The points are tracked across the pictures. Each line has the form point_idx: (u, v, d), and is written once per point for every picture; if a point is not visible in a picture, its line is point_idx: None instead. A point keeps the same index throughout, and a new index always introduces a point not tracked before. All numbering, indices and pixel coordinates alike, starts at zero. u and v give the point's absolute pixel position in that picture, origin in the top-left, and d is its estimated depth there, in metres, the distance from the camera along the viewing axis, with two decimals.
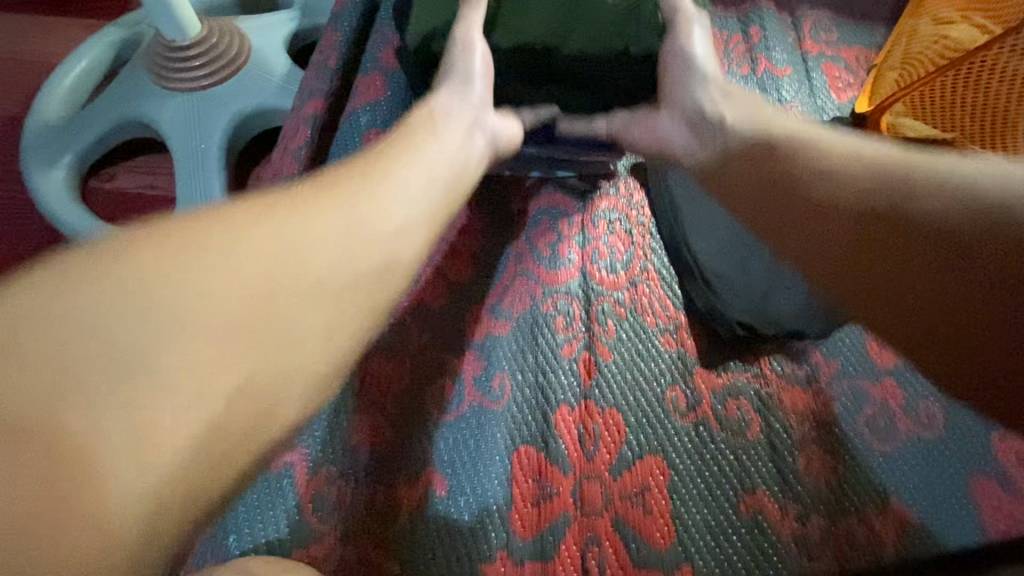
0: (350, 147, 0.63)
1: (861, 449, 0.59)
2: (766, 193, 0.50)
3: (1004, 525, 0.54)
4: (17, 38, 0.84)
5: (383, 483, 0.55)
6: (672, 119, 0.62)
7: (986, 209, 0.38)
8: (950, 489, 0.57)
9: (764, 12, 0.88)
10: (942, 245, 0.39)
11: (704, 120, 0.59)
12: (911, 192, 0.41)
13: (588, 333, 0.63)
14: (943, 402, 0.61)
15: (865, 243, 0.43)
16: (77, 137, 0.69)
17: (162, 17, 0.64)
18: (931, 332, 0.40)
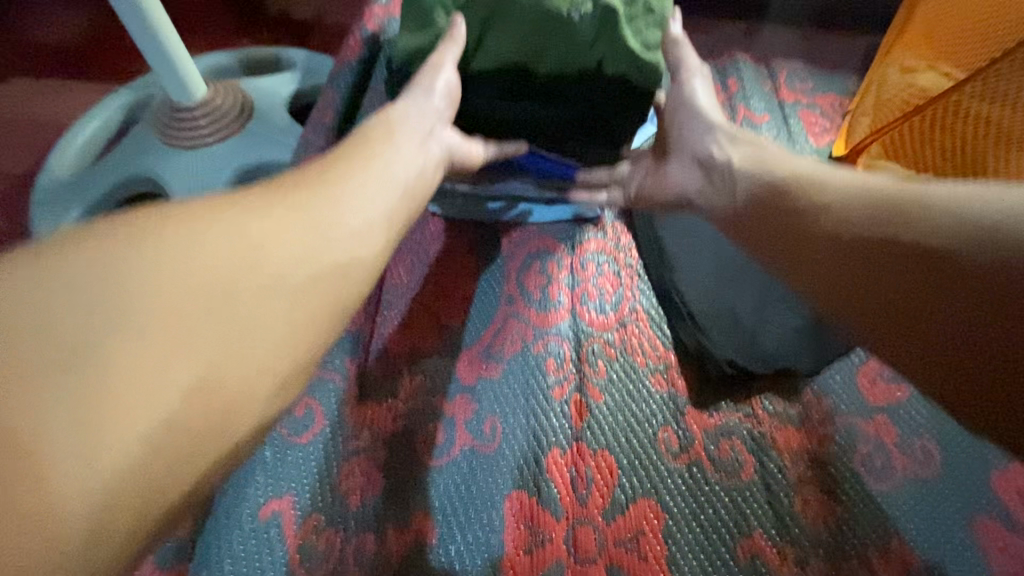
0: None
1: (858, 489, 0.58)
2: (798, 246, 0.47)
3: (1006, 566, 0.54)
4: (35, 99, 0.89)
5: (371, 532, 0.54)
6: (683, 164, 0.62)
7: (938, 247, 0.39)
8: (952, 530, 0.56)
9: (741, 64, 0.93)
10: (967, 285, 0.37)
11: (716, 169, 0.58)
12: (903, 220, 0.42)
13: (578, 373, 0.64)
14: (939, 439, 0.61)
15: (880, 258, 0.42)
16: (87, 193, 0.73)
17: (164, 71, 0.68)
18: (931, 359, 0.39)
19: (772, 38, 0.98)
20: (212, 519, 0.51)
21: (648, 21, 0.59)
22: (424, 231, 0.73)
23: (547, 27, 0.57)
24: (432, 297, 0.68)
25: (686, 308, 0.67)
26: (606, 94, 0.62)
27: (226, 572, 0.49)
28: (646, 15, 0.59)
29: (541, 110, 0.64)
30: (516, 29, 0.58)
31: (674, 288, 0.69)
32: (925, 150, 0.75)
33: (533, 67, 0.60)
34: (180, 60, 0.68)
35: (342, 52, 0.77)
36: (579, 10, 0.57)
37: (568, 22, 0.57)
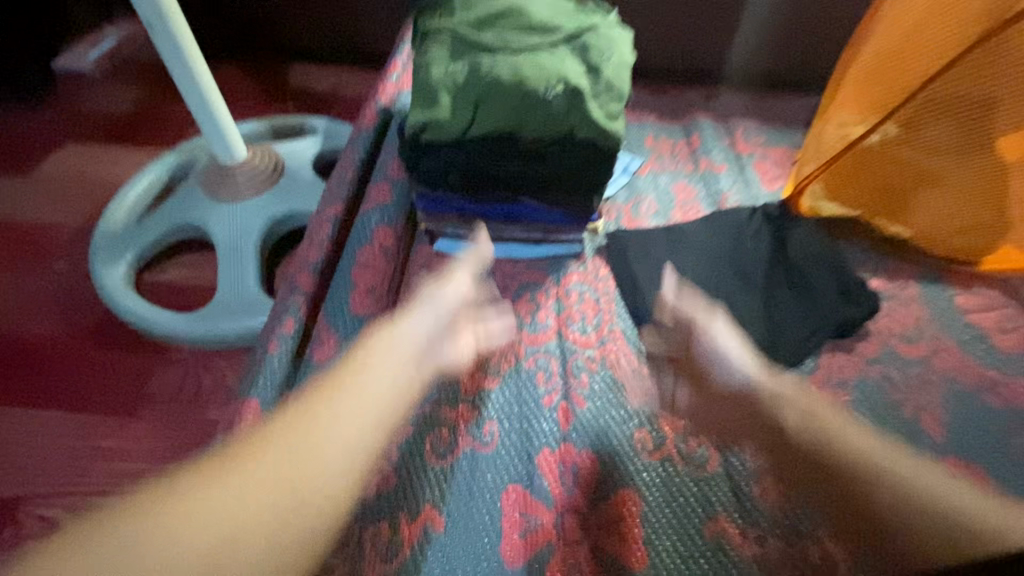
0: (363, 239, 0.78)
1: None
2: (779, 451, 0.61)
3: None
4: (89, 162, 1.03)
5: (386, 521, 0.62)
6: (729, 376, 0.66)
7: (956, 519, 0.48)
8: None
9: (702, 123, 1.07)
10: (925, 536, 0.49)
11: (768, 404, 0.63)
12: (922, 510, 0.50)
13: (565, 385, 0.73)
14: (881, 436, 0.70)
15: (855, 493, 0.55)
16: (140, 239, 0.83)
17: (215, 135, 0.81)
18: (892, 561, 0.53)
19: (728, 99, 1.11)
20: None
21: (610, 95, 0.71)
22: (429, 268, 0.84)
23: (529, 104, 0.69)
24: None
25: (657, 330, 0.77)
26: (581, 155, 0.72)
27: None
28: (608, 89, 0.71)
29: (527, 170, 0.73)
30: (504, 106, 0.69)
31: (646, 314, 0.79)
32: (857, 193, 0.90)
33: (520, 135, 0.70)
34: (229, 132, 0.82)
35: (360, 122, 0.91)
36: (554, 90, 0.68)
37: (545, 100, 0.68)
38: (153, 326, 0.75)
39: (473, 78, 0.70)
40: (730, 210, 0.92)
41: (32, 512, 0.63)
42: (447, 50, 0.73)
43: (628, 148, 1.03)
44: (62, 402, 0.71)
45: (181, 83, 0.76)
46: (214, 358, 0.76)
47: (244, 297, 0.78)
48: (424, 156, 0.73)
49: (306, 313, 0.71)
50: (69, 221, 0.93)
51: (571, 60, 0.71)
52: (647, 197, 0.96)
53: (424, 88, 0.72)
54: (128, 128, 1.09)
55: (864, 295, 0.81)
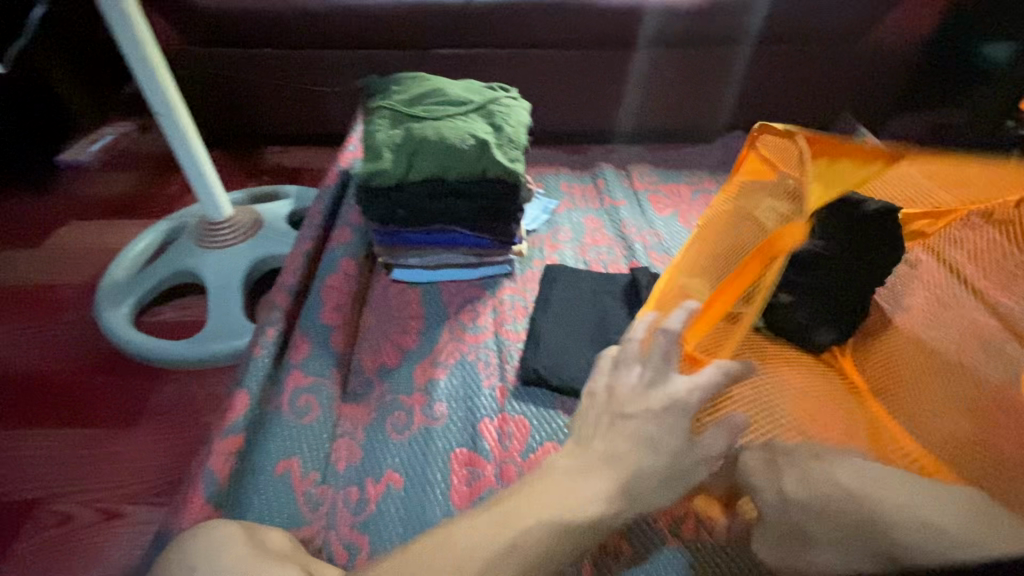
0: (331, 271, 0.96)
1: None
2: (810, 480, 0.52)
3: None
4: (89, 235, 1.19)
5: (355, 485, 0.75)
6: None
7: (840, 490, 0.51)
8: None
9: (606, 170, 1.31)
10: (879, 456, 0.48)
11: None
12: None
13: (500, 370, 0.90)
14: None
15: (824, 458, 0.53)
16: (139, 285, 0.99)
17: (202, 190, 0.99)
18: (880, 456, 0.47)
19: (629, 150, 1.38)
20: (242, 477, 0.71)
21: (512, 146, 0.94)
22: (387, 292, 1.02)
23: (450, 153, 0.90)
24: (395, 334, 0.95)
25: (544, 341, 0.89)
26: (493, 189, 0.93)
27: (251, 509, 0.69)
28: (510, 141, 0.94)
29: (456, 205, 0.94)
30: (431, 155, 0.90)
31: (538, 326, 0.91)
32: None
33: (445, 177, 0.91)
34: (219, 195, 1.00)
35: (325, 182, 1.11)
36: (467, 142, 0.90)
37: (462, 149, 0.90)
38: (155, 352, 0.89)
39: (408, 138, 0.91)
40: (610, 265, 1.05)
41: (47, 509, 0.74)
42: (388, 121, 0.96)
43: (547, 193, 1.26)
44: (75, 421, 0.83)
45: (182, 157, 0.94)
46: (206, 376, 0.90)
47: (230, 324, 0.93)
48: (374, 198, 0.93)
49: (284, 328, 0.87)
50: (73, 281, 1.07)
51: (479, 122, 0.95)
52: (564, 228, 1.18)
53: (370, 149, 0.93)
54: (123, 208, 1.27)
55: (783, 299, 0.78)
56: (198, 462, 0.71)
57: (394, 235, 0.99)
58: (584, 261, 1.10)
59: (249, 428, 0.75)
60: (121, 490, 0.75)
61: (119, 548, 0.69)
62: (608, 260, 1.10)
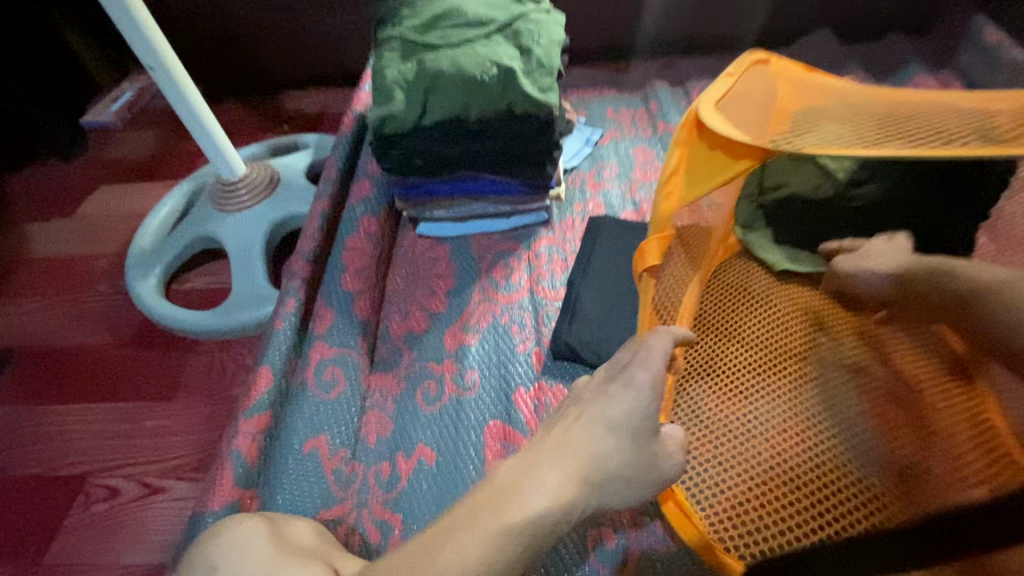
0: (351, 230, 0.89)
1: None
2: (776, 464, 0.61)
3: None
4: (119, 200, 1.18)
5: (387, 460, 0.72)
6: None
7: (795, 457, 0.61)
8: None
9: (659, 90, 1.13)
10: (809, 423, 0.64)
11: None
12: None
13: (536, 333, 0.82)
14: None
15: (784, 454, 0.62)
16: (165, 253, 0.96)
17: (209, 147, 0.91)
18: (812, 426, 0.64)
19: (687, 64, 1.17)
20: (272, 456, 0.69)
21: (543, 72, 0.79)
22: (414, 249, 0.94)
23: (470, 88, 0.77)
24: (424, 296, 0.88)
25: (582, 311, 0.80)
26: (523, 127, 0.80)
27: (282, 488, 0.67)
28: (541, 67, 0.80)
29: (481, 149, 0.83)
30: (448, 92, 0.78)
31: (574, 292, 0.82)
32: (758, 340, 0.71)
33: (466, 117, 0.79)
34: (229, 152, 0.93)
35: (341, 129, 1.02)
36: (489, 73, 0.77)
37: (483, 82, 0.77)
38: (184, 324, 0.87)
39: (420, 72, 0.79)
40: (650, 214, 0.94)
41: (97, 483, 0.75)
42: (398, 53, 0.83)
43: (590, 122, 1.10)
44: (117, 394, 0.84)
45: (183, 115, 0.87)
46: (236, 346, 0.88)
47: (254, 291, 0.89)
48: (389, 146, 0.83)
49: (305, 296, 0.82)
50: (107, 250, 1.07)
51: (503, 46, 0.80)
52: (609, 164, 1.04)
53: (381, 89, 0.81)
54: (149, 169, 1.24)
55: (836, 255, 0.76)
56: (227, 440, 0.69)
57: (415, 185, 0.89)
58: (633, 202, 0.97)
59: (275, 403, 0.72)
60: (162, 465, 0.75)
61: (164, 522, 0.70)
62: None
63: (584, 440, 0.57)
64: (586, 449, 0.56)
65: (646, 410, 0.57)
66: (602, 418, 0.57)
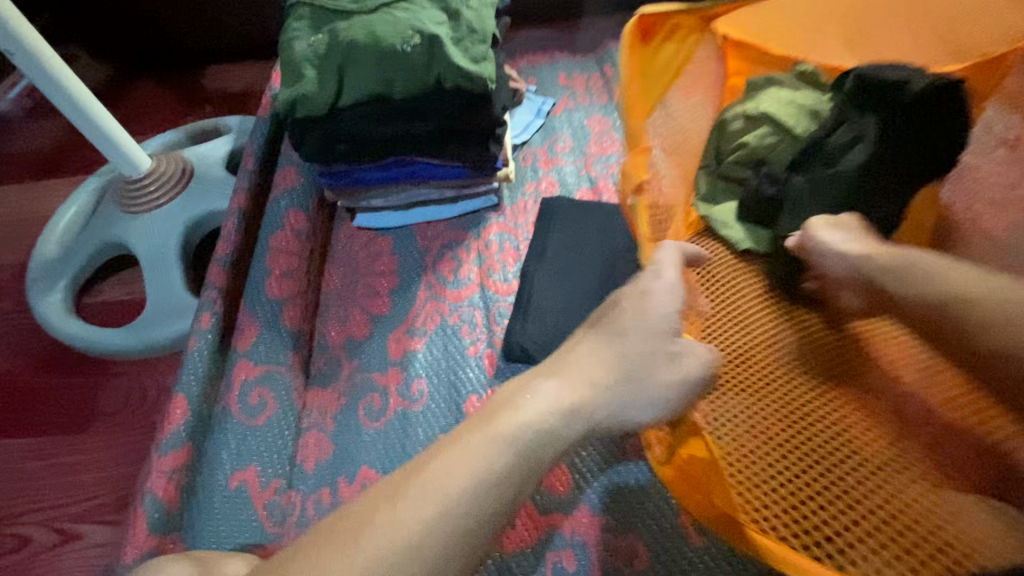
0: (276, 227, 0.79)
1: None
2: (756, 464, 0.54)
3: None
4: (21, 203, 1.05)
5: (327, 487, 0.65)
6: None
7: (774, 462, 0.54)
8: None
9: (613, 51, 1.03)
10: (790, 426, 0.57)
11: None
12: None
13: (488, 333, 0.75)
14: None
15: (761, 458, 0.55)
16: (69, 264, 0.85)
17: (102, 140, 0.79)
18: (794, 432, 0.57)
19: None
20: (193, 494, 0.62)
21: (474, 38, 0.70)
22: (352, 244, 0.85)
23: (390, 60, 0.67)
24: (364, 297, 0.80)
25: (535, 307, 0.73)
26: (455, 103, 0.71)
27: (206, 530, 0.60)
28: (471, 32, 0.70)
29: (411, 130, 0.73)
30: (366, 66, 0.68)
31: (527, 285, 0.75)
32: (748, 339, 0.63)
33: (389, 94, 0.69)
34: (128, 144, 0.82)
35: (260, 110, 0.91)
36: (411, 42, 0.67)
37: (404, 52, 0.67)
38: (94, 344, 0.78)
39: (332, 43, 0.68)
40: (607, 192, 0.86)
41: (5, 532, 0.68)
42: (307, 22, 0.72)
43: (540, 91, 1.01)
44: (25, 428, 0.76)
45: (61, 106, 0.75)
46: (157, 365, 0.79)
47: (172, 303, 0.80)
48: (306, 132, 0.73)
49: (226, 308, 0.73)
50: (9, 260, 0.95)
51: (428, 9, 0.70)
52: (562, 136, 0.95)
53: (288, 64, 0.70)
54: (54, 164, 1.10)
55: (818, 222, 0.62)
56: (141, 480, 0.62)
57: (344, 172, 0.79)
58: (589, 178, 0.89)
59: (194, 434, 0.64)
60: (79, 507, 0.68)
61: (82, 572, 0.63)
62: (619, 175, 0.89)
63: (600, 342, 0.46)
64: (602, 355, 0.45)
65: (670, 312, 0.47)
66: (623, 315, 0.47)
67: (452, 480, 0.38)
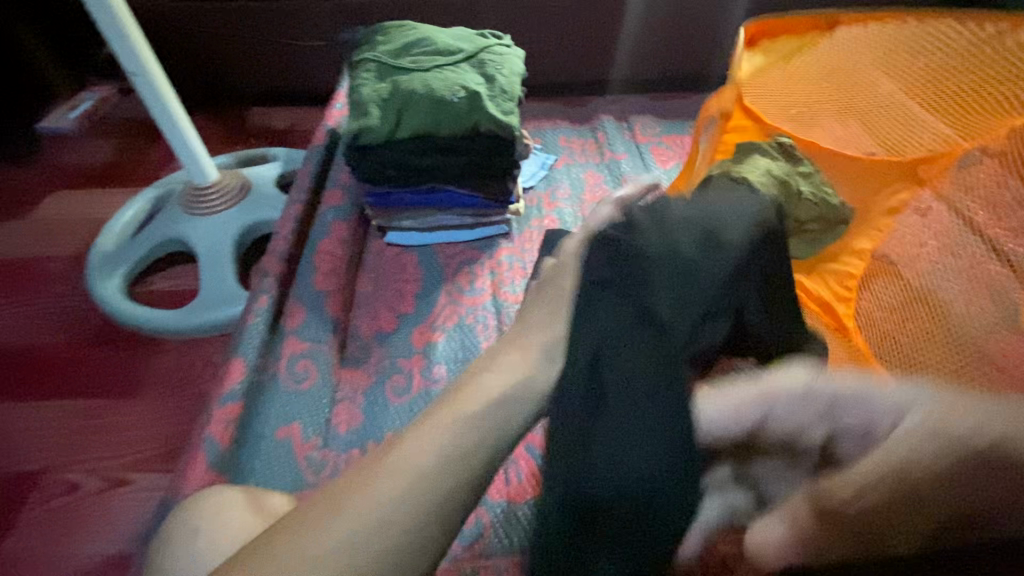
0: (323, 234, 0.94)
1: None
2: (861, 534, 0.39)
3: None
4: (77, 205, 1.17)
5: (356, 448, 0.74)
6: None
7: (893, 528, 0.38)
8: None
9: (606, 122, 1.25)
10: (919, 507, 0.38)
11: None
12: None
13: (499, 331, 0.89)
14: None
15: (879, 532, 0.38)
16: (130, 254, 0.97)
17: (186, 155, 0.95)
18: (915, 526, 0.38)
19: (631, 101, 1.31)
20: (243, 443, 0.71)
21: (505, 97, 0.89)
22: (382, 255, 0.99)
23: (439, 107, 0.86)
24: (391, 298, 0.93)
25: None
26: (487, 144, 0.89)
27: (253, 474, 0.69)
28: (502, 92, 0.89)
29: (450, 162, 0.91)
30: (420, 109, 0.86)
31: None
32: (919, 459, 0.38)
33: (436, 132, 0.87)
34: (203, 159, 0.97)
35: (313, 142, 1.08)
36: (458, 95, 0.86)
37: (452, 102, 0.86)
38: (149, 321, 0.88)
39: (394, 91, 0.87)
40: None
41: (54, 478, 0.75)
42: (373, 74, 0.91)
43: (545, 148, 1.21)
44: (76, 391, 0.84)
45: (160, 121, 0.90)
46: (203, 344, 0.89)
47: (223, 291, 0.92)
48: (363, 158, 0.90)
49: (278, 295, 0.86)
50: (64, 252, 1.06)
51: (471, 73, 0.90)
52: (562, 185, 1.14)
53: (357, 103, 0.88)
54: (109, 176, 1.24)
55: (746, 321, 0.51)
56: (198, 428, 0.71)
57: (387, 194, 0.95)
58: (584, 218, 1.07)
59: (247, 393, 0.74)
60: (127, 458, 0.76)
61: (128, 513, 0.71)
62: None
63: (535, 321, 0.52)
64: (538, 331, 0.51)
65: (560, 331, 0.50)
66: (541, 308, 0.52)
67: (392, 484, 0.42)
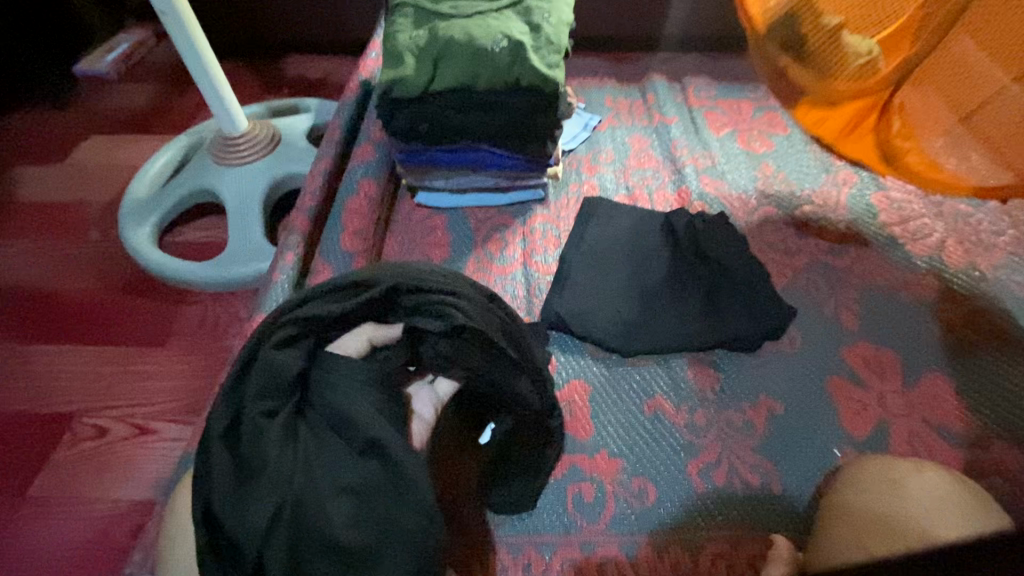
0: (351, 191, 0.91)
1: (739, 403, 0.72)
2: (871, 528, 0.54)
3: (859, 418, 0.70)
4: (114, 150, 1.17)
5: None
6: None
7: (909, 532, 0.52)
8: (814, 422, 0.70)
9: (656, 83, 1.16)
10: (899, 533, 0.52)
11: None
12: None
13: (528, 302, 0.85)
14: (811, 362, 0.75)
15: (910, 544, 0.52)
16: (160, 203, 0.96)
17: (215, 103, 0.92)
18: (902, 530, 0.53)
19: (684, 60, 1.21)
20: None
21: (551, 48, 0.82)
22: (411, 217, 0.96)
23: (478, 57, 0.80)
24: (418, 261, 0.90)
25: (571, 284, 0.82)
26: (528, 100, 0.83)
27: None
28: (548, 44, 0.82)
29: (487, 119, 0.85)
30: (457, 58, 0.80)
31: (566, 265, 0.85)
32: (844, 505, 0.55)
33: (473, 86, 0.81)
34: (233, 107, 0.93)
35: (345, 94, 1.04)
36: (499, 45, 0.80)
37: (493, 52, 0.79)
38: (178, 272, 0.87)
39: (432, 39, 0.82)
40: (644, 200, 0.96)
41: (84, 421, 0.76)
42: (410, 19, 0.85)
43: (588, 109, 1.13)
44: (108, 337, 0.85)
45: (190, 62, 0.86)
46: (230, 298, 0.89)
47: (251, 245, 0.90)
48: (395, 110, 0.85)
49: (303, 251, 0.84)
50: (99, 196, 1.06)
51: (515, 21, 0.83)
52: (605, 149, 1.06)
53: (392, 51, 0.83)
54: (144, 122, 1.23)
55: (294, 443, 0.47)
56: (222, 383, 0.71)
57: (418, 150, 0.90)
58: (626, 187, 0.99)
59: None
60: (154, 407, 0.77)
61: (153, 461, 0.72)
62: (653, 186, 0.98)
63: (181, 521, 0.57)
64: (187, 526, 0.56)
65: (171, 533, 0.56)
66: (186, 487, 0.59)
67: None
